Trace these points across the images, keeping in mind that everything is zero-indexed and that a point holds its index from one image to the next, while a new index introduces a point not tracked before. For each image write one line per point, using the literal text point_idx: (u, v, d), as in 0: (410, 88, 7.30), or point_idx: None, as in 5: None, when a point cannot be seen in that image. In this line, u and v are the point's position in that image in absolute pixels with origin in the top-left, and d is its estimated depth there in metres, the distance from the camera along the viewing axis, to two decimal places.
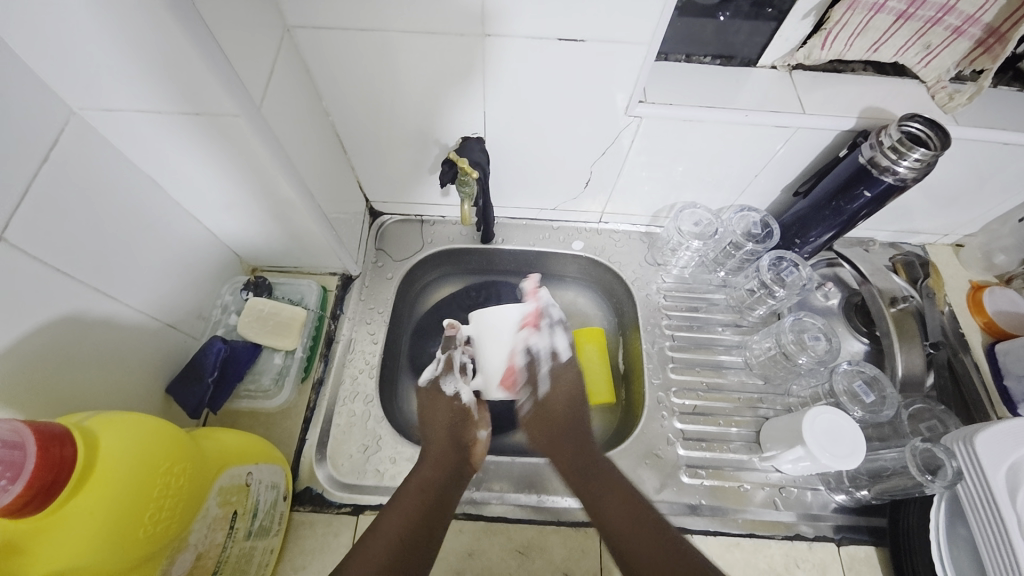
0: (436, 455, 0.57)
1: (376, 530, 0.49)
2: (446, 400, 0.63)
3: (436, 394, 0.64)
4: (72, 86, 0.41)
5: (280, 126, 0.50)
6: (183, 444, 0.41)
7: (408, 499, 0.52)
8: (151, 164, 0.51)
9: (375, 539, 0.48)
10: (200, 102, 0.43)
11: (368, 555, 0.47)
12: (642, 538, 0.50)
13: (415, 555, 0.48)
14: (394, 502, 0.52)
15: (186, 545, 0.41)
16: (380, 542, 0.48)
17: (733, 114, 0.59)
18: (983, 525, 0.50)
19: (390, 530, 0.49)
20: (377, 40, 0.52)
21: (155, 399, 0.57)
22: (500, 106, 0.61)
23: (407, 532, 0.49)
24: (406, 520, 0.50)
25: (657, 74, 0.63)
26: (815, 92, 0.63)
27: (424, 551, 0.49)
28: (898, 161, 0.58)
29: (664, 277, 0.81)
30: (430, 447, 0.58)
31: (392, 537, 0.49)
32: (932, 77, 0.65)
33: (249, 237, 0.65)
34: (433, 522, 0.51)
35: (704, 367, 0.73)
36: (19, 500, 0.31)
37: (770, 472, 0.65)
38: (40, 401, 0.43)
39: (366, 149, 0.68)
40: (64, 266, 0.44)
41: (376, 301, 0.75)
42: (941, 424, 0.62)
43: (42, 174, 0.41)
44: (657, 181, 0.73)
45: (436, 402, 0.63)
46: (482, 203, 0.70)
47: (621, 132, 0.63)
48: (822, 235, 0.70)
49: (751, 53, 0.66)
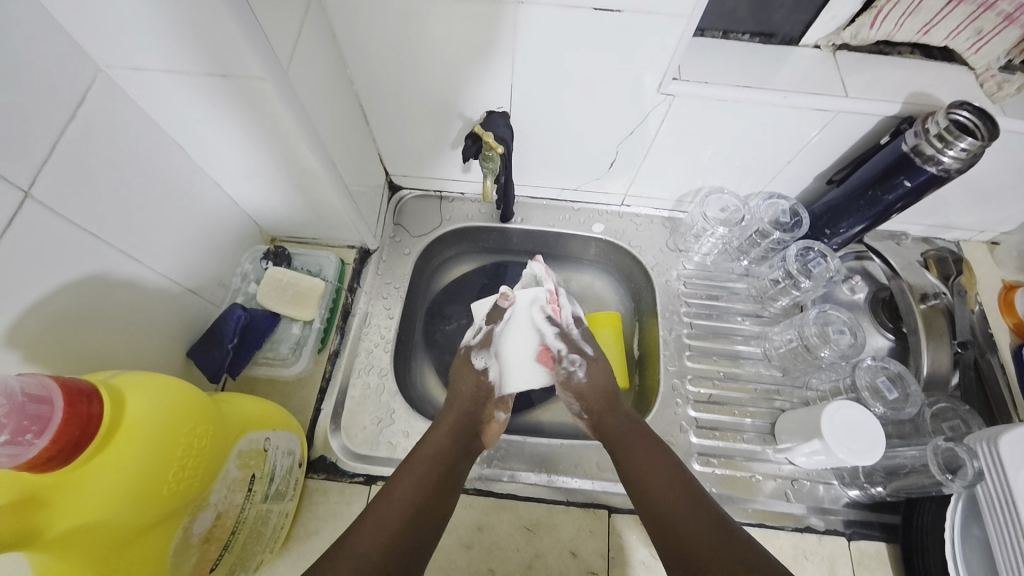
0: (449, 426, 0.57)
1: (387, 496, 0.50)
2: (473, 373, 0.62)
3: (466, 364, 0.63)
4: (98, 42, 0.40)
5: (305, 92, 0.49)
6: (205, 406, 0.42)
7: (419, 466, 0.53)
8: (174, 127, 0.50)
9: (386, 506, 0.49)
10: (226, 64, 0.42)
11: (381, 520, 0.47)
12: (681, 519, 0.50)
13: (424, 523, 0.49)
14: (406, 468, 0.52)
15: (206, 504, 0.42)
16: (392, 508, 0.48)
17: (771, 95, 0.57)
18: (999, 526, 0.49)
19: (402, 497, 0.50)
20: (406, 5, 0.50)
21: (176, 361, 0.58)
22: (528, 79, 0.59)
23: (418, 499, 0.50)
24: (419, 487, 0.51)
25: (693, 51, 0.61)
26: (858, 74, 0.60)
27: (432, 520, 0.50)
28: (944, 150, 0.55)
29: (684, 263, 0.79)
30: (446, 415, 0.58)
31: (404, 504, 0.49)
32: (980, 65, 0.62)
33: (270, 206, 0.65)
34: (442, 493, 0.52)
35: (721, 356, 0.72)
36: (46, 453, 0.32)
37: (783, 464, 0.65)
38: (64, 358, 0.44)
39: (388, 120, 0.67)
40: (90, 227, 0.44)
41: (393, 276, 0.75)
42: (965, 425, 0.60)
43: (68, 131, 0.41)
44: (684, 164, 0.70)
45: (465, 371, 0.62)
46: (504, 180, 0.69)
47: (651, 112, 0.61)
48: (853, 227, 0.68)
49: (793, 31, 0.62)
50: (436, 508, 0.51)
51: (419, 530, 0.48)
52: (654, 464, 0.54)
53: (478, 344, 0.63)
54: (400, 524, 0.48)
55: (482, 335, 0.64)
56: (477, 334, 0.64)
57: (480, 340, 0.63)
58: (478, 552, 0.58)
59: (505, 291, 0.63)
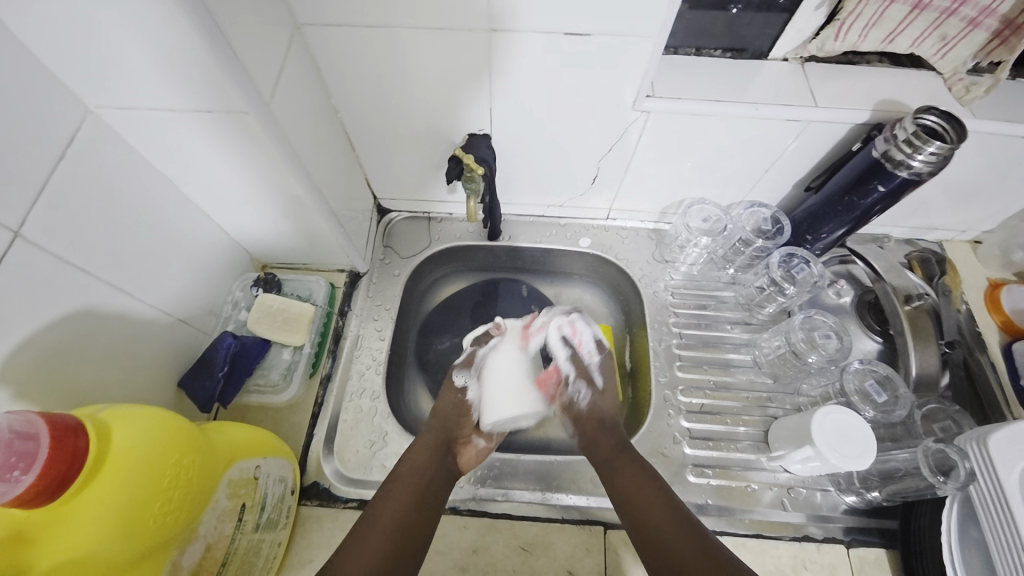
0: (428, 444, 0.57)
1: (372, 518, 0.49)
2: (454, 393, 0.62)
3: (449, 386, 0.62)
4: (87, 85, 0.42)
5: (289, 124, 0.51)
6: (193, 436, 0.42)
7: (399, 486, 0.52)
8: (163, 162, 0.51)
9: (374, 528, 0.48)
10: (210, 100, 0.43)
11: (368, 541, 0.46)
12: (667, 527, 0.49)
13: (410, 540, 0.48)
14: (385, 490, 0.52)
15: (195, 535, 0.42)
16: (377, 527, 0.48)
17: (743, 108, 0.59)
18: (995, 526, 0.49)
19: (387, 516, 0.49)
20: (385, 37, 0.52)
21: (168, 392, 0.58)
22: (507, 103, 0.60)
23: (401, 517, 0.49)
24: (404, 506, 0.50)
25: (665, 68, 0.63)
26: (828, 85, 0.62)
27: (418, 539, 0.49)
28: (913, 155, 0.56)
29: (671, 273, 0.80)
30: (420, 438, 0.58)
31: (388, 524, 0.48)
32: (948, 69, 0.63)
33: (259, 233, 0.66)
34: (424, 512, 0.51)
35: (712, 365, 0.72)
36: (32, 490, 0.32)
37: (778, 472, 0.65)
38: (53, 393, 0.44)
39: (374, 146, 0.69)
40: (81, 263, 0.45)
41: (384, 297, 0.76)
42: (956, 425, 0.61)
43: (58, 171, 0.42)
44: (665, 177, 0.72)
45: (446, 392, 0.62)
46: (488, 199, 0.70)
47: (629, 127, 0.63)
48: (834, 231, 0.69)
49: (762, 45, 0.64)
50: (420, 526, 0.50)
51: (406, 548, 0.47)
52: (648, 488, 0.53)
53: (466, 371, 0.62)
54: (384, 542, 0.47)
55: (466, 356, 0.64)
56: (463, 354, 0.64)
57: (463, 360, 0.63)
58: None
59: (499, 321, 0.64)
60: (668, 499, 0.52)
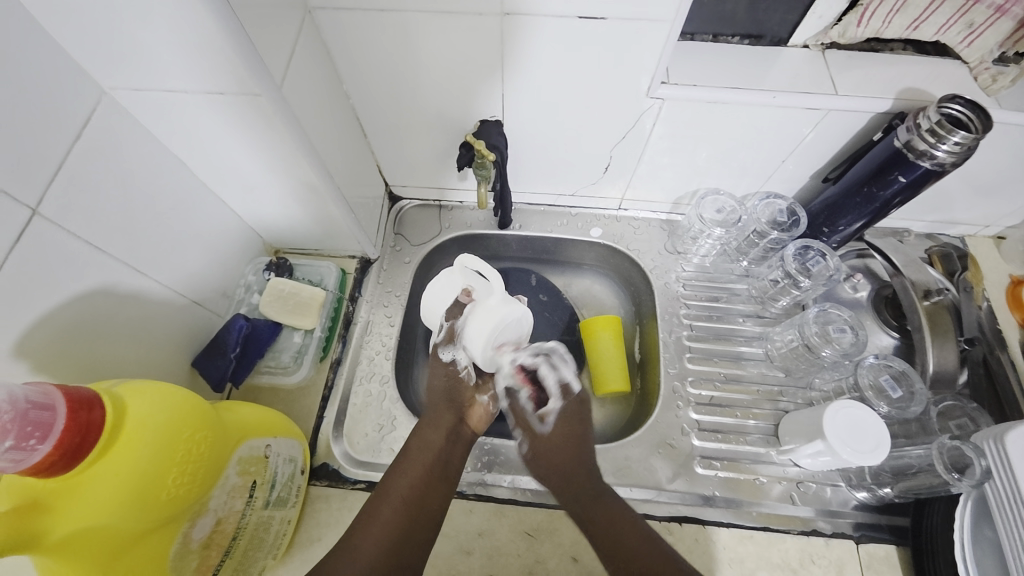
0: (439, 420, 0.56)
1: (384, 492, 0.51)
2: (443, 366, 0.59)
3: (435, 359, 0.60)
4: (101, 66, 0.42)
5: (299, 106, 0.51)
6: (205, 412, 0.43)
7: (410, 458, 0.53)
8: (177, 144, 0.52)
9: (383, 503, 0.50)
10: (223, 81, 0.44)
11: (377, 518, 0.49)
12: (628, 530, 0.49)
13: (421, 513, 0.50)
14: (398, 462, 0.53)
15: (206, 509, 0.43)
16: (385, 501, 0.50)
17: (760, 96, 0.57)
18: (1010, 528, 0.47)
19: (397, 491, 0.51)
20: (397, 21, 0.52)
21: (182, 371, 0.59)
22: (517, 88, 0.60)
23: (411, 491, 0.51)
24: (415, 483, 0.51)
25: (681, 55, 0.61)
26: (849, 73, 0.60)
27: (431, 513, 0.51)
28: (937, 144, 0.55)
29: (683, 265, 0.79)
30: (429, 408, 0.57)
31: (397, 501, 0.50)
32: (974, 58, 0.61)
33: (271, 218, 0.66)
34: (436, 487, 0.52)
35: (723, 358, 0.72)
36: (48, 458, 0.34)
37: (788, 466, 0.64)
38: (72, 368, 0.45)
39: (387, 133, 0.69)
40: (99, 243, 0.46)
41: (394, 284, 0.76)
42: (973, 423, 0.59)
43: (75, 151, 0.43)
44: (680, 167, 0.71)
45: (434, 364, 0.60)
46: (499, 187, 0.70)
47: (643, 115, 0.62)
48: (852, 224, 0.68)
49: (781, 32, 0.63)
50: (431, 502, 0.51)
51: (417, 526, 0.49)
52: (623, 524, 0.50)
53: (449, 344, 0.59)
54: (390, 518, 0.49)
55: (447, 331, 0.58)
56: (442, 330, 0.59)
57: (445, 336, 0.58)
58: (479, 558, 0.58)
59: (467, 286, 0.58)
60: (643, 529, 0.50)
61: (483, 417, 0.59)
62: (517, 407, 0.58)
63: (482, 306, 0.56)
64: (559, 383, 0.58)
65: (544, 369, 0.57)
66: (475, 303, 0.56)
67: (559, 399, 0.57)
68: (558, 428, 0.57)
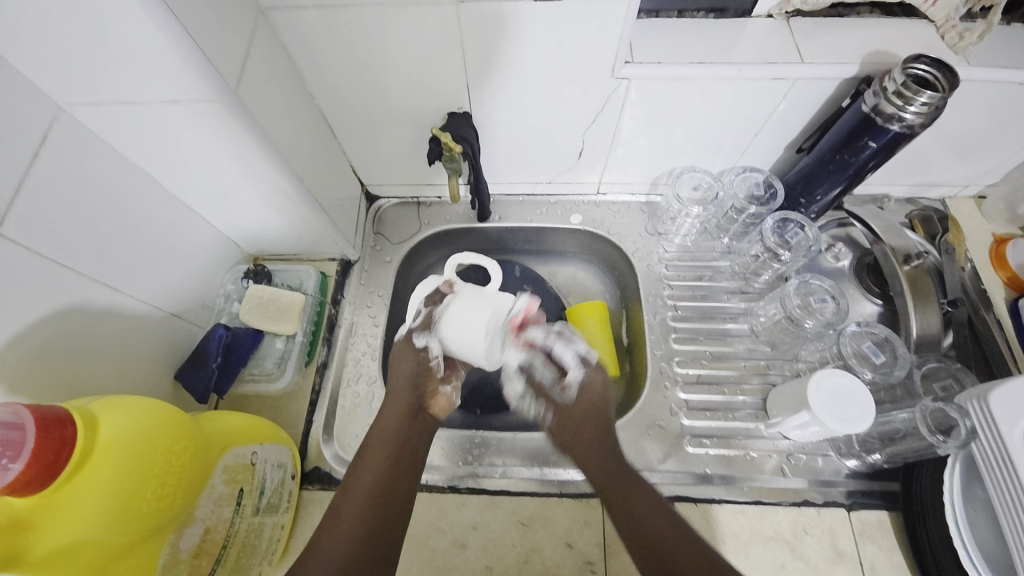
0: (398, 410, 0.57)
1: (348, 488, 0.50)
2: (413, 352, 0.61)
3: (405, 344, 0.62)
4: (52, 82, 0.41)
5: (259, 110, 0.50)
6: (182, 423, 0.43)
7: (372, 453, 0.53)
8: (139, 157, 0.51)
9: (350, 498, 0.49)
10: (177, 89, 0.43)
11: (344, 514, 0.47)
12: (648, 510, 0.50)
13: (389, 504, 0.49)
14: (360, 459, 0.52)
15: (192, 519, 0.43)
16: (352, 497, 0.49)
17: (727, 70, 0.57)
18: (999, 485, 0.48)
19: (362, 486, 0.50)
20: (352, 17, 0.52)
21: (165, 384, 0.59)
22: (483, 78, 0.59)
23: (376, 485, 0.50)
24: (379, 475, 0.51)
25: (645, 33, 0.61)
26: (815, 40, 0.60)
27: (398, 504, 0.50)
28: (904, 107, 0.54)
29: (665, 246, 0.79)
30: (389, 404, 0.57)
31: (365, 493, 0.49)
32: (940, 17, 0.60)
33: (246, 225, 0.66)
34: (401, 477, 0.52)
35: (709, 336, 0.72)
36: (21, 478, 0.33)
37: (778, 439, 0.64)
38: (49, 386, 0.45)
39: (356, 132, 0.68)
40: (66, 261, 0.46)
41: (376, 284, 0.76)
42: (957, 383, 0.59)
43: (34, 170, 0.42)
44: (655, 147, 0.70)
45: (404, 350, 0.61)
46: (473, 179, 0.70)
47: (611, 97, 0.61)
48: (829, 192, 0.67)
49: (745, 3, 0.62)
50: (397, 491, 0.51)
51: (386, 516, 0.48)
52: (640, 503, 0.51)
53: (421, 327, 0.62)
54: (359, 511, 0.48)
55: (423, 317, 0.62)
56: (418, 317, 0.62)
57: (421, 322, 0.62)
58: (474, 551, 0.58)
59: (449, 279, 0.61)
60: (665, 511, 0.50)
61: (445, 405, 0.61)
62: (535, 380, 0.62)
63: (472, 295, 0.58)
64: (574, 355, 0.61)
65: (557, 347, 0.61)
66: (459, 294, 0.59)
67: (579, 370, 0.61)
68: (584, 395, 0.61)
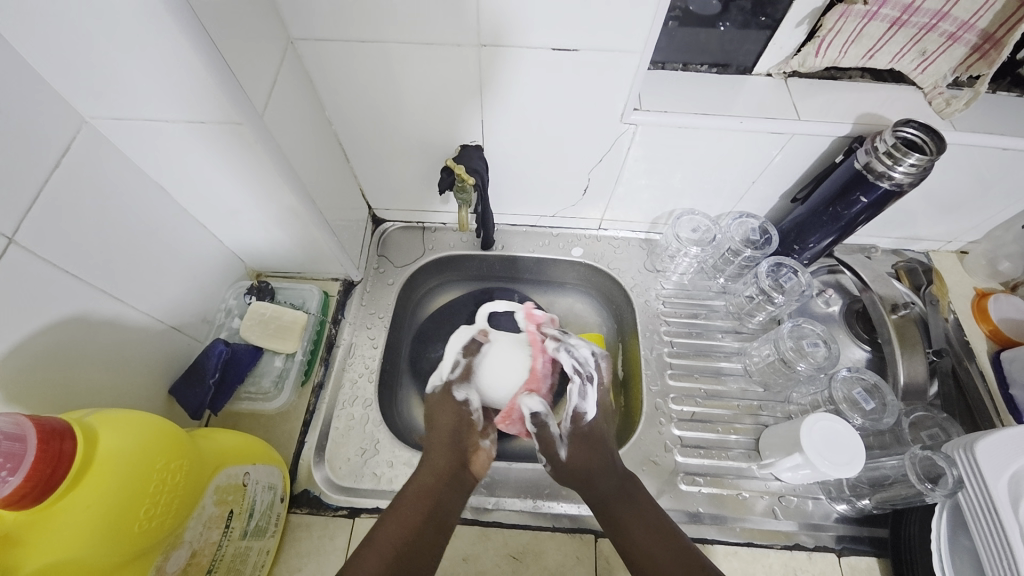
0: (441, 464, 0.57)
1: (373, 540, 0.50)
2: (455, 407, 0.64)
3: (446, 397, 0.65)
4: (82, 96, 0.42)
5: (280, 133, 0.52)
6: (180, 441, 0.43)
7: (406, 507, 0.53)
8: (158, 171, 0.52)
9: (371, 551, 0.49)
10: (205, 111, 0.45)
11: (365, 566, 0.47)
12: (653, 534, 0.54)
13: (410, 565, 0.49)
14: (393, 511, 0.52)
15: (180, 541, 0.42)
16: (376, 551, 0.49)
17: (728, 121, 0.60)
18: (985, 535, 0.48)
19: (387, 541, 0.50)
20: (377, 52, 0.54)
21: (159, 398, 0.58)
22: (499, 114, 0.62)
23: (402, 545, 0.50)
24: (405, 534, 0.50)
25: (653, 83, 0.64)
26: (811, 99, 0.64)
27: (417, 567, 0.49)
28: (894, 166, 0.58)
29: (663, 283, 0.81)
30: (432, 457, 0.58)
31: (388, 552, 0.49)
32: (928, 84, 0.65)
33: (254, 242, 0.66)
34: (428, 539, 0.51)
35: (704, 373, 0.73)
36: (18, 491, 0.33)
37: (770, 480, 0.65)
38: (46, 397, 0.45)
39: (370, 158, 0.70)
40: (76, 270, 0.46)
41: (377, 306, 0.76)
42: (942, 433, 0.62)
43: (54, 179, 0.43)
44: (657, 188, 0.73)
45: (444, 402, 0.65)
46: (480, 210, 0.72)
47: (619, 139, 0.64)
48: (821, 241, 0.70)
49: (746, 61, 0.66)
50: (421, 554, 0.50)
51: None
52: (645, 530, 0.54)
53: (459, 378, 0.67)
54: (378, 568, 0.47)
55: (461, 369, 0.67)
56: (455, 369, 0.68)
57: (458, 374, 0.67)
58: None
59: (484, 328, 0.71)
60: (664, 532, 0.54)
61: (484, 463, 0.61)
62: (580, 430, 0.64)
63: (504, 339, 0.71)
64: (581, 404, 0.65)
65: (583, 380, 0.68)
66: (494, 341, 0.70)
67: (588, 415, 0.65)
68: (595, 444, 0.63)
